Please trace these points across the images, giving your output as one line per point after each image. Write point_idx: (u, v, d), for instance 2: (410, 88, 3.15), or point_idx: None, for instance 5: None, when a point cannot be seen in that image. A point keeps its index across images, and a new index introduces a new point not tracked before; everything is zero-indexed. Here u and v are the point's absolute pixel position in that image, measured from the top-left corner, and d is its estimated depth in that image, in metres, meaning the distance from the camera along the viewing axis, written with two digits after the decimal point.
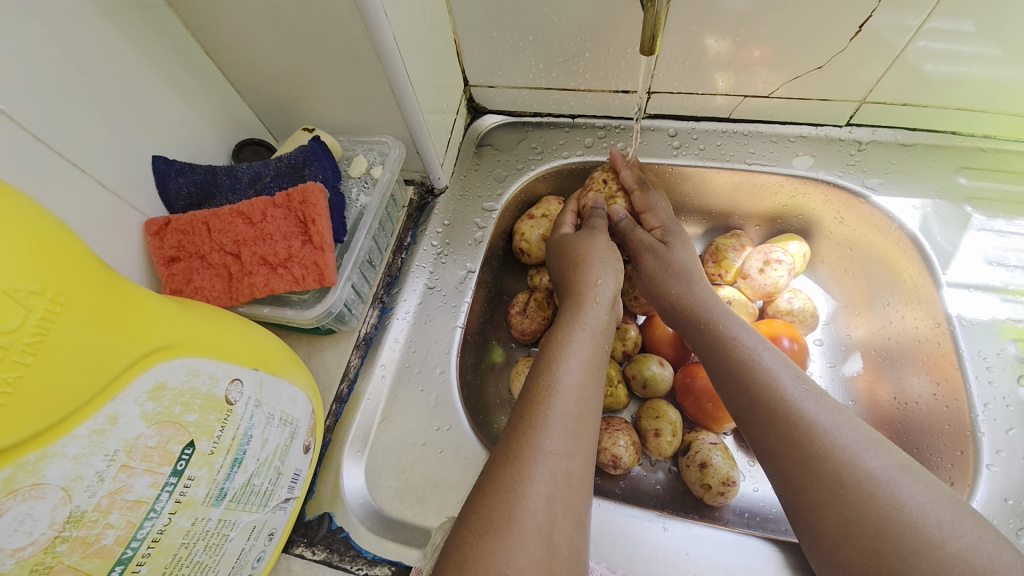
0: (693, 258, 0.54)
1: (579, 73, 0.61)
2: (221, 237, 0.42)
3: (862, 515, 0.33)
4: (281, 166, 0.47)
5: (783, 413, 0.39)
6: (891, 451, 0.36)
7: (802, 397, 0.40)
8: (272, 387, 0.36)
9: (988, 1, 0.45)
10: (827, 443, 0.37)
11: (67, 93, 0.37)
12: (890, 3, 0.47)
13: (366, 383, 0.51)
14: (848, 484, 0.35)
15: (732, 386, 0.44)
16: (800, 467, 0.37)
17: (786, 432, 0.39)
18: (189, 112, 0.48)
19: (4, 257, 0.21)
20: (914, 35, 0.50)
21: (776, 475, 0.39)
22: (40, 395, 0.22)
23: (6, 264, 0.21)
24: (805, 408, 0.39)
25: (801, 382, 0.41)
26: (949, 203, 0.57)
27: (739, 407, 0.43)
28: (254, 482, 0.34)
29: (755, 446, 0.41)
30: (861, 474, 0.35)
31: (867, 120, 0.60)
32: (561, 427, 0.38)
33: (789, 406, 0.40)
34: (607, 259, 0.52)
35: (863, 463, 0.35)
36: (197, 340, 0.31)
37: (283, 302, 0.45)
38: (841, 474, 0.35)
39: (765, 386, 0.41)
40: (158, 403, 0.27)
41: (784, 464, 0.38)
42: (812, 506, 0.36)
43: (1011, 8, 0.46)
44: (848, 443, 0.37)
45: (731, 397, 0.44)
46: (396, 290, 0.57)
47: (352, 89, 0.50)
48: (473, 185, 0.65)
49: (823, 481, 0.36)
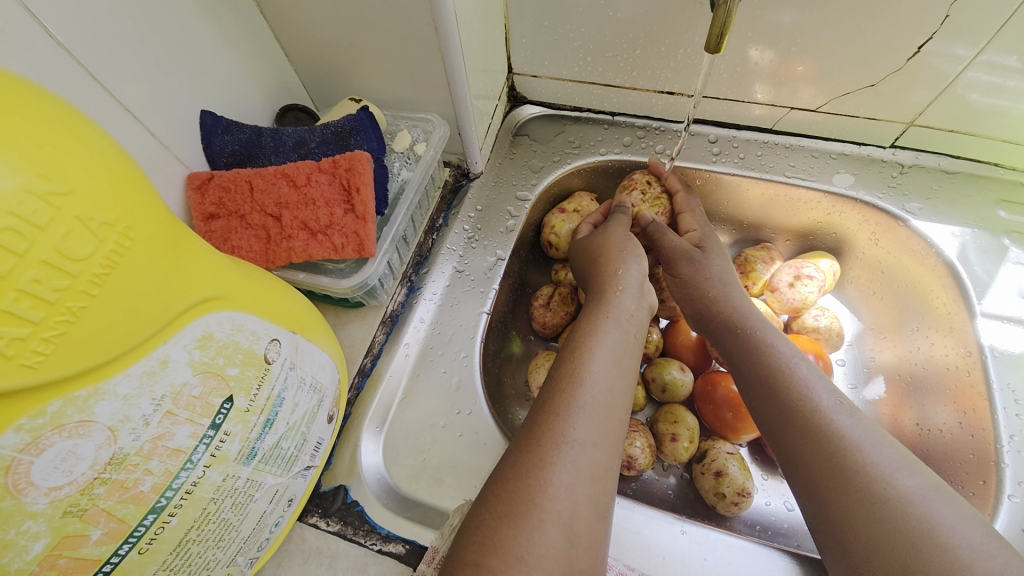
0: (727, 265, 0.54)
1: (626, 70, 0.61)
2: (263, 198, 0.42)
3: (892, 530, 0.33)
4: (327, 133, 0.46)
5: (814, 425, 0.39)
6: (927, 472, 0.36)
7: (835, 411, 0.40)
8: (306, 351, 0.36)
9: None
10: (862, 457, 0.37)
11: (122, 36, 0.36)
12: (949, 29, 0.47)
13: (390, 360, 0.51)
14: (887, 500, 0.34)
15: (760, 397, 0.44)
16: (828, 478, 0.37)
17: (817, 442, 0.39)
18: (237, 70, 0.47)
19: (83, 185, 0.21)
20: (966, 66, 0.49)
21: (801, 483, 0.39)
22: (101, 329, 0.22)
23: (84, 193, 0.21)
24: (839, 421, 0.39)
25: (839, 397, 0.41)
26: (987, 234, 0.57)
27: (767, 420, 0.43)
28: (281, 445, 0.34)
29: (781, 453, 0.41)
30: (893, 493, 0.35)
31: (912, 143, 0.60)
32: (585, 416, 0.38)
33: (822, 418, 0.40)
34: (626, 246, 0.51)
35: (897, 483, 0.35)
36: (242, 294, 0.31)
37: (318, 270, 0.45)
38: (876, 490, 0.35)
39: (800, 396, 0.41)
40: (204, 352, 0.27)
41: (810, 474, 0.38)
42: (838, 519, 0.35)
43: None
44: (882, 461, 0.37)
45: (759, 406, 0.44)
46: (425, 270, 0.56)
47: (402, 62, 0.49)
48: (507, 173, 0.65)
49: (855, 493, 0.35)
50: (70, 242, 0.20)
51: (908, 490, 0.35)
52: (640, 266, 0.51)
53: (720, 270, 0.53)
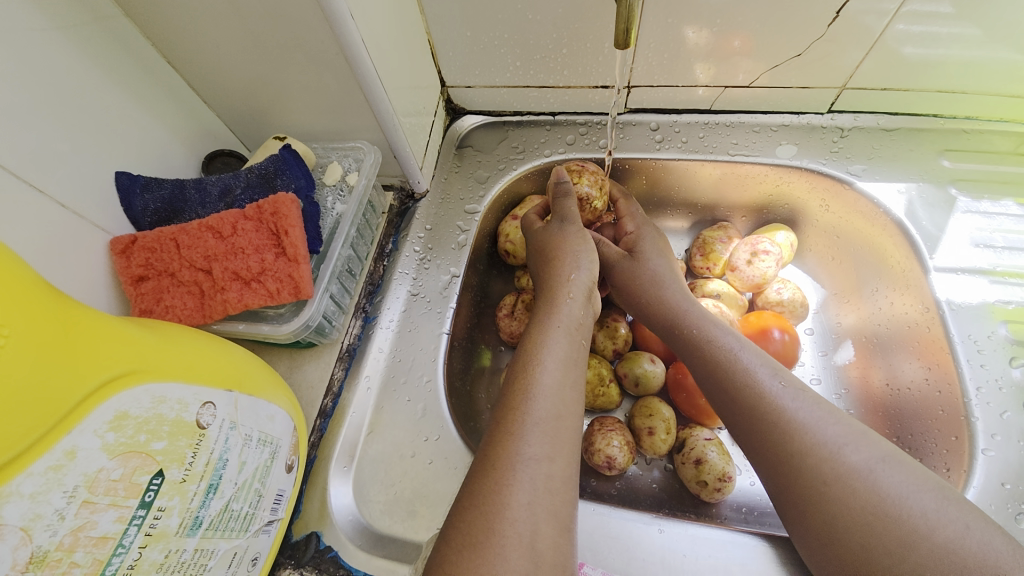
0: (665, 263, 0.54)
1: (556, 69, 0.60)
2: (190, 253, 0.41)
3: (846, 507, 0.33)
4: (251, 177, 0.45)
5: (762, 408, 0.39)
6: (874, 442, 0.36)
7: (781, 395, 0.40)
8: (248, 407, 0.35)
9: None
10: (816, 435, 0.37)
11: (20, 110, 0.35)
12: None
13: (352, 396, 0.50)
14: (842, 477, 0.34)
15: (713, 390, 0.44)
16: (782, 463, 0.37)
17: (767, 432, 0.39)
18: (152, 125, 0.46)
19: None
20: (893, 19, 0.49)
21: (761, 468, 0.39)
22: None
23: None
24: (785, 405, 0.39)
25: (778, 379, 0.41)
26: (933, 186, 0.57)
27: (726, 413, 0.43)
28: (232, 507, 0.33)
29: (741, 444, 0.41)
30: (844, 470, 0.35)
31: (848, 106, 0.60)
32: (539, 431, 0.37)
33: (767, 404, 0.39)
34: (580, 249, 0.51)
35: (849, 456, 0.35)
36: (163, 363, 0.30)
37: (259, 318, 0.44)
38: (826, 470, 0.35)
39: (742, 384, 0.41)
40: (120, 433, 0.26)
41: (768, 459, 0.38)
42: (797, 502, 0.36)
43: None
44: (829, 437, 0.36)
45: (712, 396, 0.44)
46: (379, 298, 0.55)
47: (324, 95, 0.48)
48: (454, 188, 0.64)
49: (806, 478, 0.36)
50: None
51: (862, 458, 0.35)
52: (592, 271, 0.51)
53: (658, 267, 0.54)
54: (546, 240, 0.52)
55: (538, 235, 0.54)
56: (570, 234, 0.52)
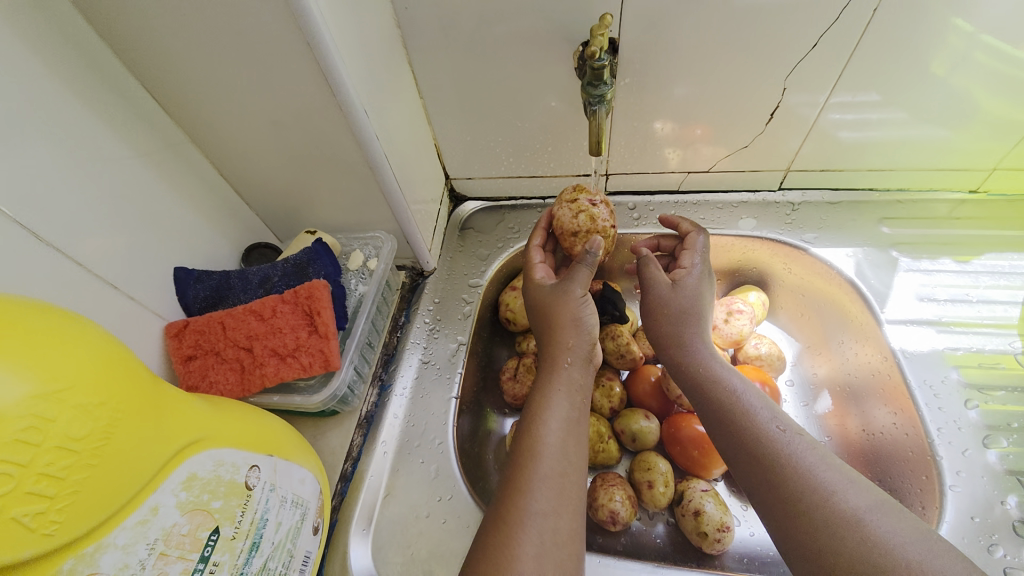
0: (700, 300, 0.56)
1: (544, 163, 0.71)
2: (235, 334, 0.47)
3: (834, 546, 0.37)
4: (287, 266, 0.53)
5: (762, 446, 0.44)
6: (840, 479, 0.41)
7: (780, 434, 0.45)
8: (285, 470, 0.40)
9: (879, 81, 0.55)
10: (812, 479, 0.41)
11: (108, 224, 0.44)
12: (795, 90, 0.57)
13: (369, 460, 0.54)
14: (831, 522, 0.38)
15: (719, 429, 0.48)
16: (782, 498, 0.41)
17: (767, 470, 0.43)
18: (205, 226, 0.55)
19: (87, 379, 0.26)
20: (824, 109, 0.59)
21: (762, 502, 0.43)
22: (101, 492, 0.26)
23: (87, 384, 0.26)
24: (782, 443, 0.44)
25: (777, 424, 0.46)
26: (876, 250, 0.65)
27: (727, 448, 0.47)
28: (268, 565, 0.37)
29: (743, 478, 0.46)
30: (833, 514, 0.39)
31: (796, 185, 0.70)
32: (545, 486, 0.42)
33: (767, 442, 0.44)
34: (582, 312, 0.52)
35: (839, 502, 0.39)
36: (221, 432, 0.35)
37: (291, 389, 0.49)
38: (820, 514, 0.39)
39: (746, 425, 0.46)
40: (189, 492, 0.31)
41: (770, 499, 0.42)
42: (796, 535, 0.40)
43: (905, 85, 0.55)
44: (821, 475, 0.41)
45: (717, 433, 0.49)
46: (393, 367, 0.61)
47: (350, 195, 0.58)
48: (458, 265, 0.72)
49: (803, 517, 0.40)
50: (75, 426, 0.25)
51: (850, 504, 0.39)
52: (593, 332, 0.52)
53: (706, 301, 0.57)
54: (545, 304, 0.54)
55: (538, 294, 0.56)
56: (572, 298, 0.52)
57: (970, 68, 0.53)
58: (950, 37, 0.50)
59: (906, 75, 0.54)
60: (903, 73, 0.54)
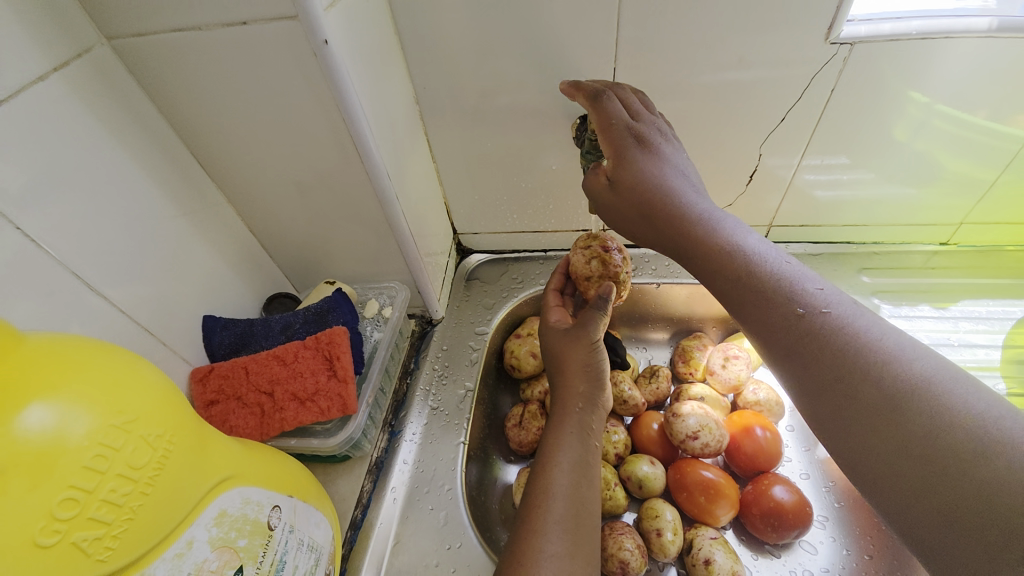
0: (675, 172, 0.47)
1: (545, 219, 0.76)
2: (258, 378, 0.49)
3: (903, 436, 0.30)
4: (308, 314, 0.56)
5: (790, 313, 0.37)
6: None
7: (815, 297, 0.37)
8: (303, 512, 0.41)
9: (848, 145, 0.62)
10: (873, 373, 0.32)
11: (149, 276, 0.48)
12: (772, 153, 0.64)
13: (379, 507, 0.54)
14: (899, 393, 0.31)
15: (753, 310, 0.39)
16: (806, 337, 0.36)
17: (783, 305, 0.37)
18: (232, 278, 0.59)
19: (150, 411, 0.29)
20: (798, 170, 0.65)
21: (765, 325, 0.38)
22: (149, 520, 0.28)
23: (151, 417, 0.29)
24: (828, 309, 0.36)
25: (796, 306, 0.37)
26: (859, 297, 0.70)
27: (753, 320, 0.39)
28: None
29: (769, 341, 0.38)
30: (893, 388, 0.31)
31: (778, 238, 0.75)
32: (560, 528, 0.43)
33: (809, 323, 0.36)
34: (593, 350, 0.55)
35: (894, 366, 0.32)
36: (249, 471, 0.37)
37: (308, 433, 0.51)
38: (874, 394, 0.32)
39: (776, 290, 0.38)
40: (220, 529, 0.32)
41: (820, 378, 0.35)
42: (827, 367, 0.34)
43: (870, 149, 0.62)
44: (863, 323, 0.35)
45: (748, 313, 0.40)
46: (403, 413, 0.63)
47: (368, 250, 0.62)
48: (465, 313, 0.76)
49: (877, 420, 0.32)
50: (136, 454, 0.28)
51: (961, 406, 0.29)
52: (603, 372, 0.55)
53: (665, 169, 0.47)
54: (556, 347, 0.57)
55: (551, 334, 0.59)
56: (579, 341, 0.55)
57: (930, 134, 0.60)
58: (908, 107, 0.57)
59: (870, 141, 0.61)
60: (868, 138, 0.61)
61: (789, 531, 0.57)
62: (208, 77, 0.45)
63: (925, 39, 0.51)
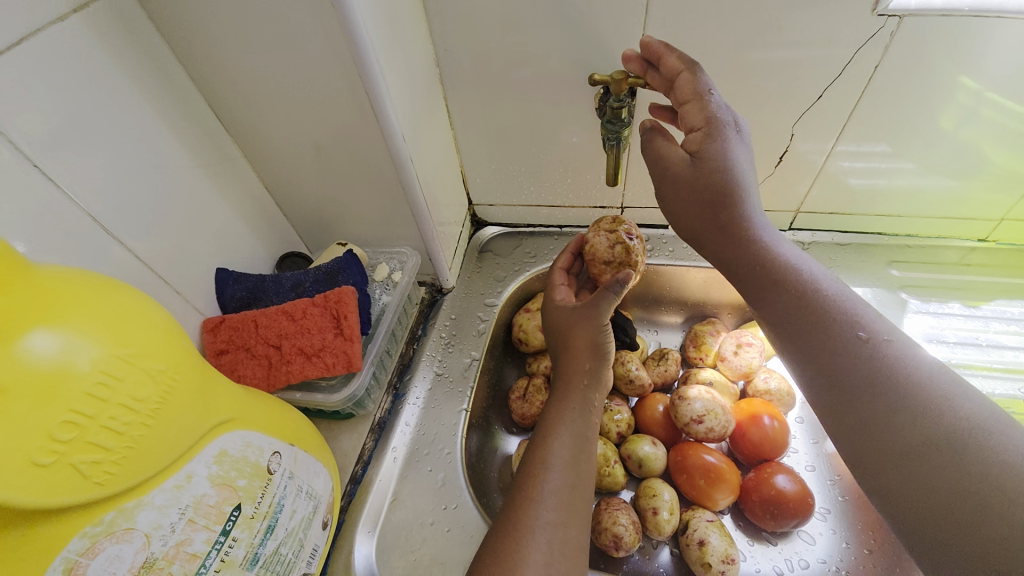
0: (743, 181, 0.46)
1: (563, 193, 0.75)
2: (266, 331, 0.50)
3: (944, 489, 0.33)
4: (319, 273, 0.57)
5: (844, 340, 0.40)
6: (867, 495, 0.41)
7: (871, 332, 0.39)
8: (303, 461, 0.42)
9: (891, 129, 0.58)
10: (944, 421, 0.34)
11: (166, 225, 0.49)
12: (808, 133, 0.60)
13: (379, 465, 0.55)
14: (936, 433, 0.34)
15: (800, 327, 0.42)
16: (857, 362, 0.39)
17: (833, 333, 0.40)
18: (247, 234, 0.60)
19: (154, 348, 0.30)
20: (828, 155, 0.62)
21: (808, 349, 0.41)
22: (149, 451, 0.29)
23: (154, 353, 0.30)
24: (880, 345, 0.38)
25: (857, 330, 0.40)
26: (885, 290, 0.67)
27: (798, 341, 0.42)
28: (281, 552, 0.38)
29: (809, 362, 0.42)
30: (942, 429, 0.34)
31: (805, 225, 0.72)
32: (555, 498, 0.44)
33: (863, 353, 0.39)
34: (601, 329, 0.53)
35: (951, 406, 0.35)
36: (251, 416, 0.38)
37: (312, 388, 0.52)
38: (918, 432, 0.35)
39: (832, 316, 0.41)
40: (220, 467, 0.33)
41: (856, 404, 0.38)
42: (863, 392, 0.38)
43: (912, 134, 0.58)
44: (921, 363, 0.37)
45: (789, 334, 0.43)
46: (408, 377, 0.63)
47: (381, 213, 0.62)
48: (475, 284, 0.75)
49: (918, 455, 0.35)
50: (138, 388, 0.29)
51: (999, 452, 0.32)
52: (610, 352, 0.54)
53: (741, 161, 0.46)
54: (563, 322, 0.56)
55: (558, 309, 0.58)
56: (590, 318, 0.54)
57: (978, 124, 0.56)
58: (957, 95, 0.54)
59: (916, 124, 0.57)
60: (913, 122, 0.57)
61: (788, 519, 0.57)
62: (226, 26, 0.45)
63: (981, 16, 0.47)
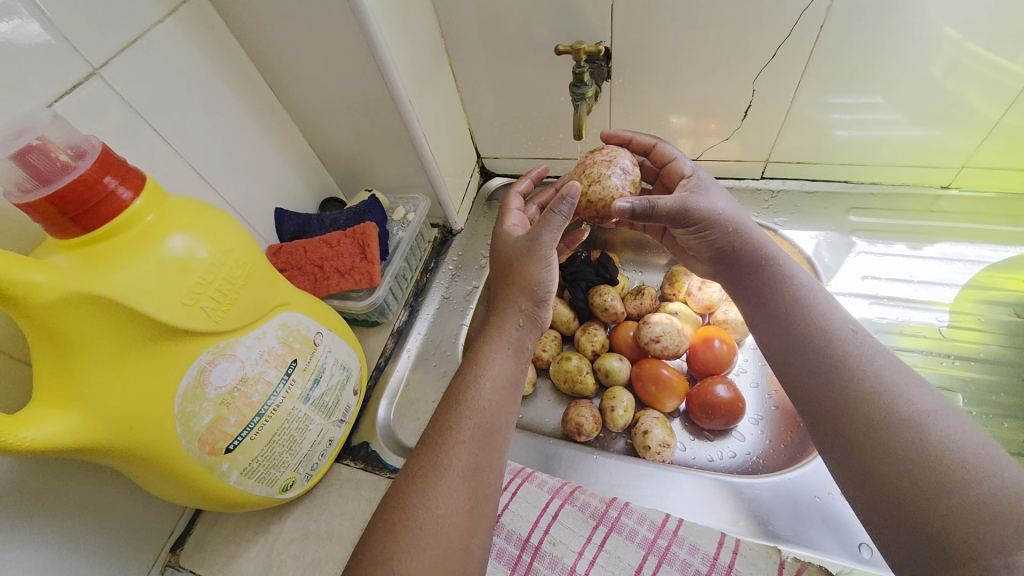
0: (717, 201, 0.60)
1: (556, 147, 0.86)
2: (312, 255, 0.67)
3: (897, 421, 0.41)
4: (350, 213, 0.73)
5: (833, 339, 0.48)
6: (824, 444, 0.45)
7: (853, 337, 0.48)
8: (339, 344, 0.59)
9: (845, 82, 0.64)
10: (915, 406, 0.41)
11: (237, 172, 0.66)
12: (768, 83, 0.67)
13: (397, 358, 0.73)
14: (915, 416, 0.41)
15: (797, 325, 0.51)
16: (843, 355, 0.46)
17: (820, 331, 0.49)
18: (297, 181, 0.76)
19: (240, 248, 0.47)
20: (796, 92, 0.67)
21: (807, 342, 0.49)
22: (240, 311, 0.46)
23: (241, 251, 0.47)
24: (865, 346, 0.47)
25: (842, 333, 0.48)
26: (837, 234, 0.75)
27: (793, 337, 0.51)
28: (324, 398, 0.56)
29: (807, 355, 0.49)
30: (916, 414, 0.41)
31: (776, 174, 0.79)
32: (469, 443, 0.47)
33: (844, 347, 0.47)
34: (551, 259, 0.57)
35: (913, 401, 0.42)
36: (303, 305, 0.55)
37: (346, 298, 0.70)
38: (903, 413, 0.41)
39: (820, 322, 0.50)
40: (282, 332, 0.51)
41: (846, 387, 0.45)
42: (854, 375, 0.45)
43: (870, 79, 0.63)
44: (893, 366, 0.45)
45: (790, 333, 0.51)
46: (421, 298, 0.80)
47: (398, 165, 0.76)
48: (481, 226, 0.89)
49: (902, 430, 0.40)
50: (232, 270, 0.46)
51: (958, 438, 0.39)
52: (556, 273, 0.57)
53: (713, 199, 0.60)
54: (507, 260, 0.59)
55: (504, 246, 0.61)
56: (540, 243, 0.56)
57: (962, 75, 0.60)
58: (942, 44, 0.58)
59: (868, 75, 0.63)
60: (864, 73, 0.63)
61: (720, 418, 0.69)
62: (274, 16, 0.59)
63: None
